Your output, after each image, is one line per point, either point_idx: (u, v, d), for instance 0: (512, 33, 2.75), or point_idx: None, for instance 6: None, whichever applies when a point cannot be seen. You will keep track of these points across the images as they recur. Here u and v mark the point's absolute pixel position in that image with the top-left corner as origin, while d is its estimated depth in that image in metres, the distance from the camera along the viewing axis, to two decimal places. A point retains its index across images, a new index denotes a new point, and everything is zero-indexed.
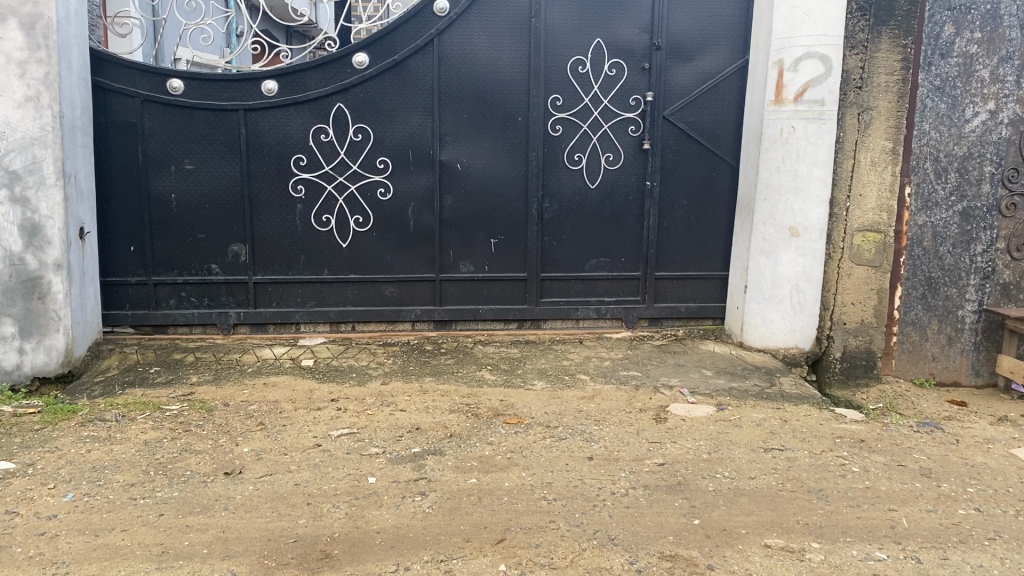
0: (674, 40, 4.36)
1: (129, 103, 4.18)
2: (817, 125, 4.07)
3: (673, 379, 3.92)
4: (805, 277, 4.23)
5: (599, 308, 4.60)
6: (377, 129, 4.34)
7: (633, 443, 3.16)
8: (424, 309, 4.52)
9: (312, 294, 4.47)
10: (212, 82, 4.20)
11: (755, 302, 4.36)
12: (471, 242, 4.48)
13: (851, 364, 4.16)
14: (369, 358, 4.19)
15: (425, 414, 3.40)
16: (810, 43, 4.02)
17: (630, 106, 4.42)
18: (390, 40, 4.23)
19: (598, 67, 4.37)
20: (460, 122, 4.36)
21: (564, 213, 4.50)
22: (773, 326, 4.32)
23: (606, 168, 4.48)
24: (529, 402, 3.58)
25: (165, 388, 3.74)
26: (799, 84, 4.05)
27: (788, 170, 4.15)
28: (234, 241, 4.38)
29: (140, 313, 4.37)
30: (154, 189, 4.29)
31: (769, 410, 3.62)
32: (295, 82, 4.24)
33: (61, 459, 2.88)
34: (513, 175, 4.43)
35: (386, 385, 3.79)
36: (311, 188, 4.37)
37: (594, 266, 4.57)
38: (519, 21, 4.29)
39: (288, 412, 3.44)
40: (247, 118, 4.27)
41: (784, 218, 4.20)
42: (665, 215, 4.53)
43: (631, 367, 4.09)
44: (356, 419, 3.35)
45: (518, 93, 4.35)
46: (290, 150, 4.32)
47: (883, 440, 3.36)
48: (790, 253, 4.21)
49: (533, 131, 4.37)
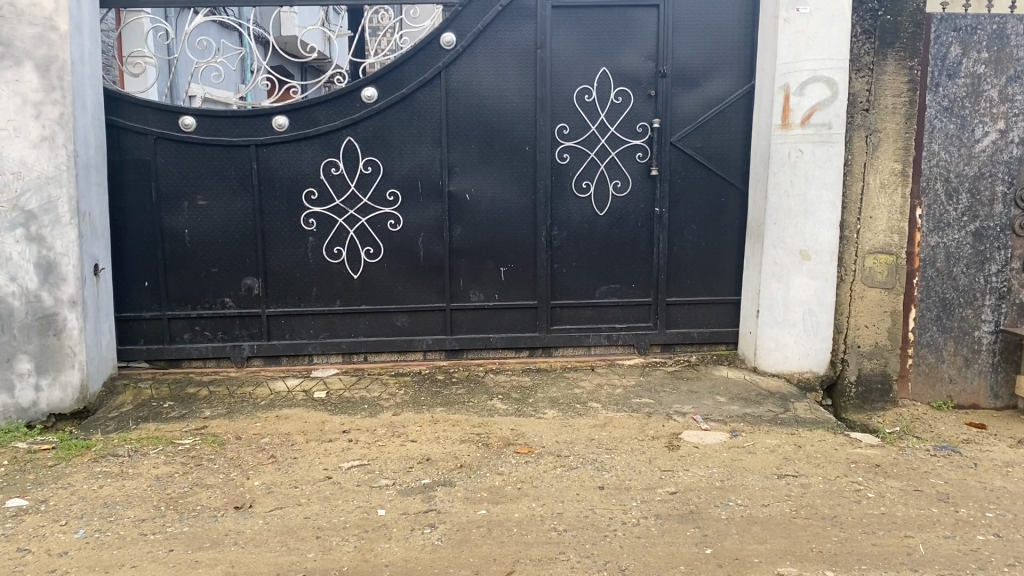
0: (679, 68, 4.38)
1: (143, 140, 4.26)
2: (825, 149, 4.07)
3: (686, 407, 3.89)
4: (817, 301, 4.19)
5: (611, 335, 4.59)
6: (387, 161, 4.38)
7: (645, 472, 3.14)
8: (435, 339, 4.53)
9: (324, 326, 4.49)
10: (223, 119, 4.26)
11: (767, 326, 4.31)
12: (481, 271, 4.49)
13: (866, 388, 4.14)
14: (381, 389, 4.18)
15: (436, 445, 3.39)
16: (816, 67, 4.03)
17: (637, 133, 4.44)
18: (398, 74, 4.28)
19: (604, 96, 4.39)
20: (469, 152, 4.39)
21: (574, 240, 4.51)
22: (787, 350, 4.28)
23: (615, 195, 4.49)
24: (540, 431, 3.56)
25: (178, 423, 3.75)
26: (805, 108, 4.06)
27: (797, 195, 4.13)
28: (247, 275, 4.41)
29: (155, 348, 4.40)
30: (167, 225, 4.34)
31: (783, 436, 3.58)
32: (306, 117, 4.29)
33: (73, 495, 2.90)
34: (522, 204, 4.45)
35: (398, 416, 3.79)
36: (322, 221, 4.41)
37: (604, 293, 4.57)
38: (524, 53, 4.33)
39: (299, 445, 3.45)
40: (258, 153, 4.32)
41: (794, 242, 4.17)
42: (675, 241, 4.53)
43: (643, 395, 4.06)
44: (366, 451, 3.35)
45: (525, 123, 4.38)
46: (300, 184, 4.36)
47: (899, 464, 3.31)
48: (801, 277, 4.18)
49: (541, 160, 4.39)
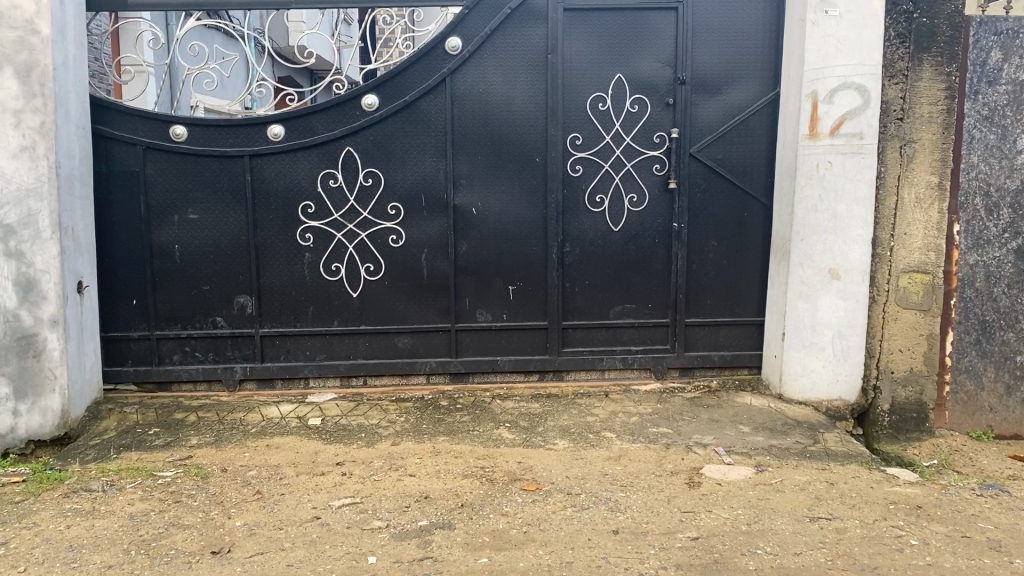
0: (699, 74, 4.13)
1: (132, 151, 4.04)
2: (856, 160, 3.79)
3: (707, 438, 3.61)
4: (848, 323, 3.90)
5: (626, 358, 4.31)
6: (388, 173, 4.13)
7: (664, 514, 2.86)
8: (439, 361, 4.26)
9: (321, 347, 4.24)
10: (217, 127, 4.04)
11: (794, 351, 4.02)
12: (488, 290, 4.24)
13: (901, 417, 3.83)
14: (380, 416, 3.92)
15: (436, 481, 3.13)
16: (845, 73, 3.76)
17: (653, 143, 4.18)
18: (400, 81, 4.05)
19: (619, 104, 4.14)
20: (475, 164, 4.14)
21: (586, 258, 4.25)
22: (814, 376, 3.98)
23: (630, 210, 4.22)
24: (550, 465, 3.29)
25: (163, 452, 3.51)
26: (835, 116, 3.79)
27: (826, 210, 3.85)
28: (240, 293, 4.17)
29: (142, 369, 4.16)
30: (157, 240, 4.11)
31: (813, 472, 3.30)
32: (303, 126, 4.06)
33: (37, 536, 2.65)
34: (531, 219, 4.19)
35: (397, 446, 3.53)
36: (320, 236, 4.17)
37: (619, 313, 4.30)
38: (535, 58, 4.09)
39: (289, 479, 3.20)
40: (253, 164, 4.09)
41: (822, 260, 3.88)
42: (694, 258, 4.26)
43: (661, 424, 3.77)
44: (360, 487, 3.10)
45: (535, 132, 4.13)
46: (297, 197, 4.13)
47: (943, 506, 3.01)
48: (830, 298, 3.90)
49: (551, 172, 4.14)
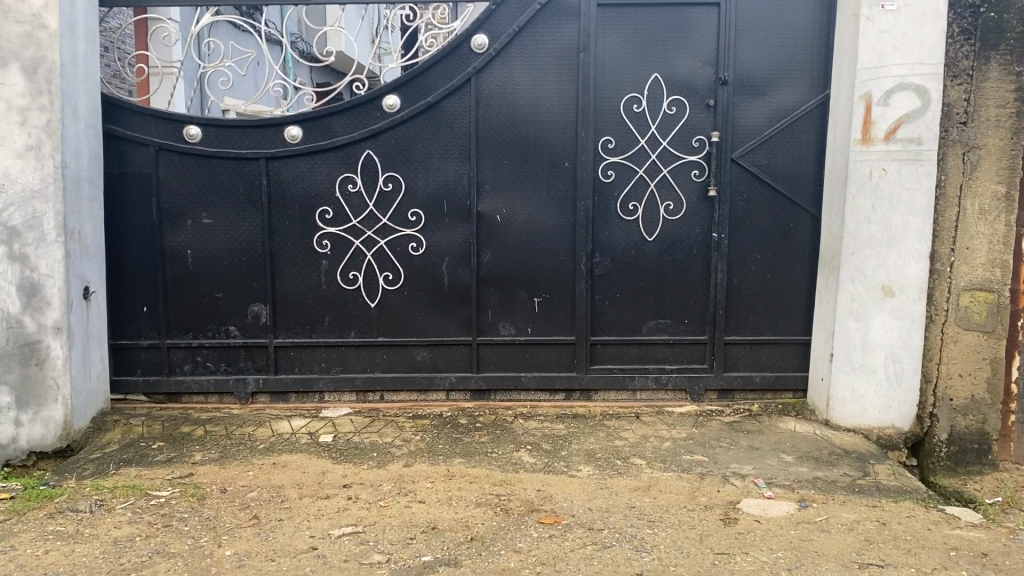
0: (743, 74, 3.84)
1: (145, 152, 3.88)
2: (913, 168, 3.49)
3: (746, 467, 3.32)
4: (902, 344, 3.59)
5: (659, 377, 4.03)
6: (409, 178, 3.92)
7: (695, 555, 2.58)
8: (459, 377, 4.03)
9: (337, 359, 4.03)
10: (231, 128, 3.86)
11: (842, 373, 3.73)
12: (513, 303, 3.99)
13: (961, 448, 3.47)
14: (395, 434, 3.68)
15: (446, 509, 2.89)
16: (902, 73, 3.46)
17: (692, 147, 3.91)
18: (423, 81, 3.83)
19: (656, 105, 3.88)
20: (501, 169, 3.91)
21: (618, 269, 3.98)
22: (864, 402, 3.67)
23: (666, 218, 3.95)
24: (572, 494, 3.03)
25: (163, 468, 3.33)
26: (891, 120, 3.49)
27: (880, 221, 3.56)
28: (253, 301, 3.98)
29: (152, 380, 4.00)
30: (169, 245, 3.94)
31: (863, 509, 2.99)
32: (321, 128, 3.87)
33: (11, 562, 2.47)
34: (560, 227, 3.94)
35: (409, 468, 3.30)
36: (337, 243, 3.96)
37: (653, 329, 4.02)
38: (566, 56, 3.84)
39: (290, 502, 2.99)
40: (269, 167, 3.91)
41: (874, 274, 3.59)
42: (735, 271, 3.98)
43: (695, 451, 3.49)
44: (365, 513, 2.87)
45: (565, 136, 3.89)
46: (314, 203, 3.93)
47: (1011, 554, 2.68)
48: (883, 316, 3.59)
49: (581, 178, 3.88)
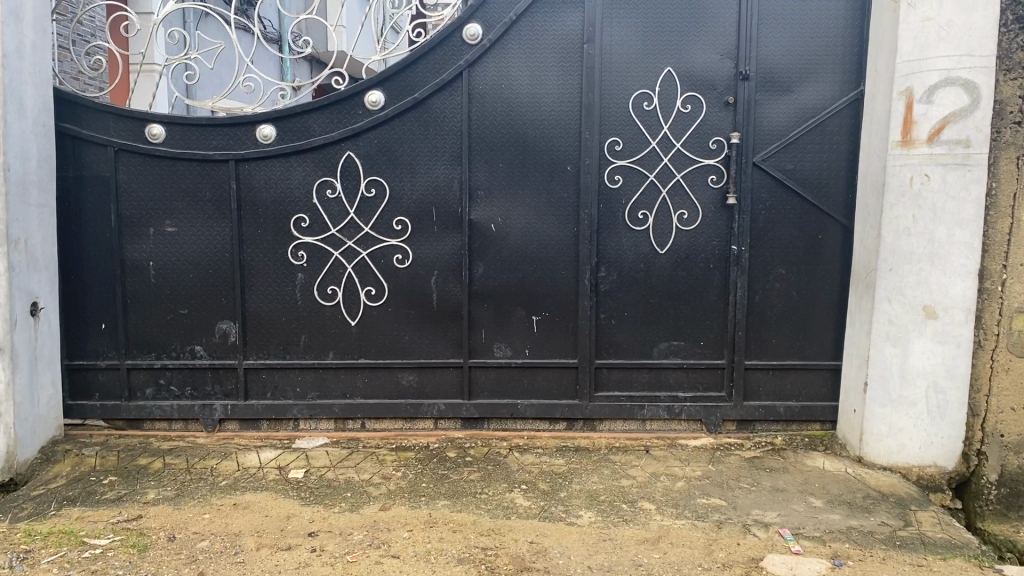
0: (766, 69, 3.44)
1: (102, 153, 3.51)
2: (960, 174, 3.06)
3: (769, 515, 2.90)
4: (946, 372, 3.16)
5: (671, 407, 3.63)
6: (394, 183, 3.53)
7: None
8: (449, 404, 3.64)
9: (314, 383, 3.65)
10: (198, 127, 3.49)
11: (877, 405, 3.30)
12: (509, 322, 3.60)
13: (1013, 491, 3.05)
14: (374, 469, 3.29)
15: (423, 567, 2.50)
16: (948, 66, 3.04)
17: (709, 150, 3.51)
18: (409, 75, 3.45)
19: (669, 103, 3.48)
20: (495, 173, 3.52)
21: (625, 285, 3.58)
22: (903, 437, 3.24)
23: (679, 229, 3.55)
24: (568, 548, 2.63)
25: (110, 509, 2.95)
26: (934, 119, 3.07)
27: (922, 232, 3.13)
28: (222, 318, 3.61)
29: (111, 405, 3.63)
30: (130, 256, 3.58)
31: (906, 570, 2.57)
32: (297, 127, 3.49)
33: None
34: (561, 238, 3.55)
35: (386, 512, 2.91)
36: (314, 254, 3.58)
37: (664, 352, 3.62)
38: (568, 48, 3.45)
39: (244, 554, 2.60)
40: (239, 170, 3.53)
41: (915, 294, 3.17)
42: (757, 288, 3.57)
43: (711, 493, 3.08)
44: (328, 571, 2.48)
45: (567, 136, 3.49)
46: (289, 209, 3.55)
47: None
48: (924, 341, 3.17)
49: (585, 184, 3.49)
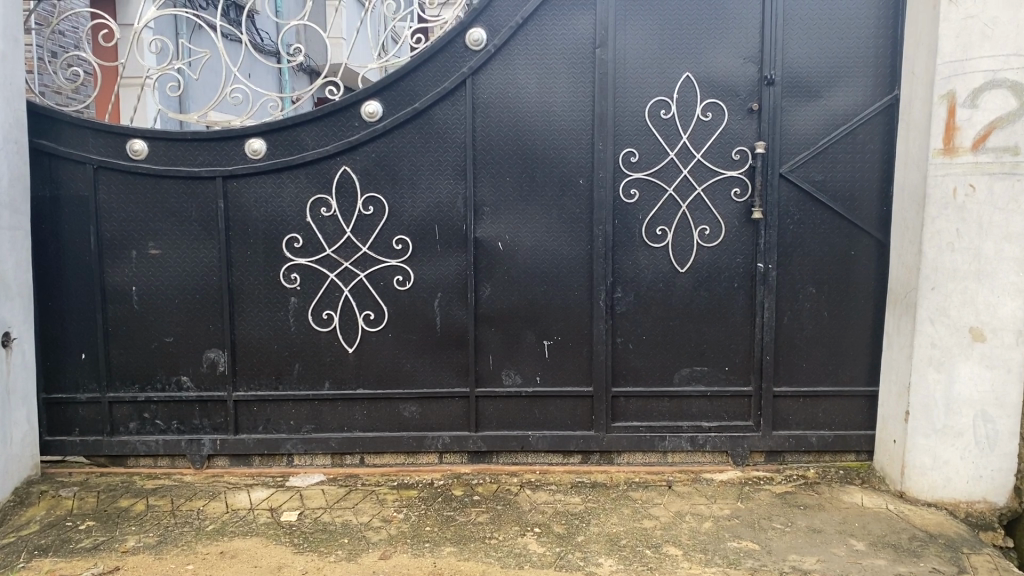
0: (793, 73, 3.20)
1: (81, 171, 3.27)
2: (1010, 183, 2.82)
3: (808, 561, 2.64)
4: (995, 400, 2.91)
5: (695, 437, 3.37)
6: (394, 200, 3.29)
7: None
8: (454, 437, 3.38)
9: (309, 415, 3.40)
10: (183, 142, 3.25)
11: (919, 436, 3.00)
12: (518, 348, 3.35)
13: None
14: (373, 511, 3.03)
15: None
16: (994, 67, 2.79)
17: (732, 161, 3.26)
18: (409, 84, 3.22)
19: (688, 111, 3.24)
20: (502, 188, 3.27)
21: (643, 307, 3.33)
22: (948, 471, 2.96)
23: (700, 246, 3.29)
24: None
25: (84, 560, 2.69)
26: (980, 125, 2.82)
27: (967, 248, 2.86)
28: (210, 346, 3.36)
29: (91, 441, 3.38)
30: (111, 281, 3.33)
31: None
32: (289, 141, 3.25)
33: None
34: (573, 256, 3.30)
35: (387, 561, 2.65)
36: (308, 277, 3.34)
37: (685, 378, 3.37)
38: (579, 54, 3.21)
39: None
40: (228, 188, 3.29)
41: (961, 315, 2.89)
42: (785, 308, 3.31)
43: (743, 535, 2.82)
44: None
45: (578, 147, 3.25)
46: (280, 229, 3.31)
47: None
48: (971, 366, 2.90)
49: (599, 198, 3.24)
